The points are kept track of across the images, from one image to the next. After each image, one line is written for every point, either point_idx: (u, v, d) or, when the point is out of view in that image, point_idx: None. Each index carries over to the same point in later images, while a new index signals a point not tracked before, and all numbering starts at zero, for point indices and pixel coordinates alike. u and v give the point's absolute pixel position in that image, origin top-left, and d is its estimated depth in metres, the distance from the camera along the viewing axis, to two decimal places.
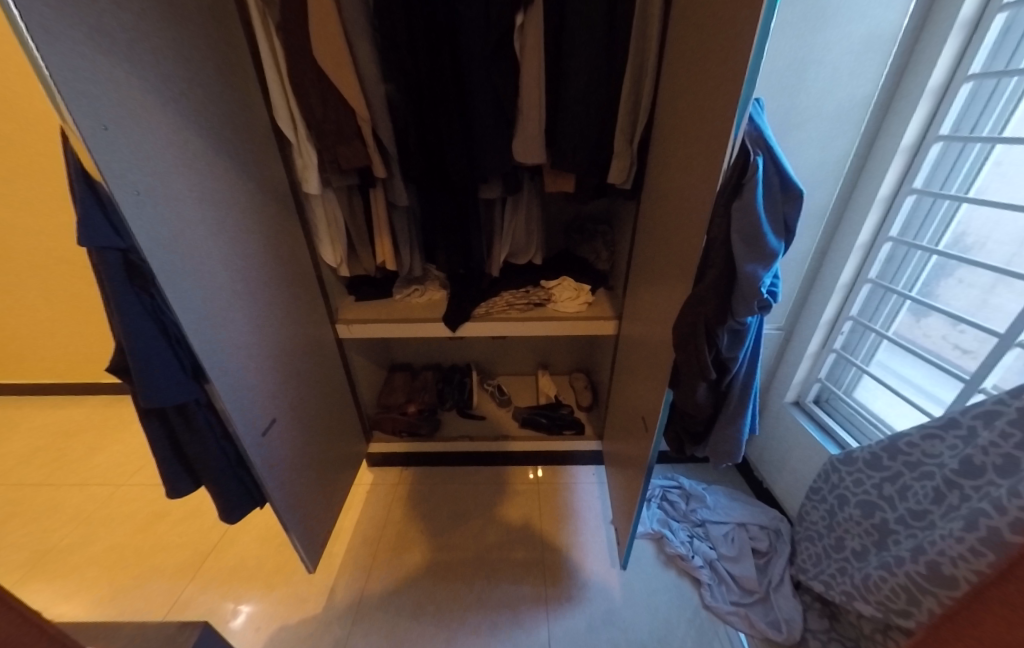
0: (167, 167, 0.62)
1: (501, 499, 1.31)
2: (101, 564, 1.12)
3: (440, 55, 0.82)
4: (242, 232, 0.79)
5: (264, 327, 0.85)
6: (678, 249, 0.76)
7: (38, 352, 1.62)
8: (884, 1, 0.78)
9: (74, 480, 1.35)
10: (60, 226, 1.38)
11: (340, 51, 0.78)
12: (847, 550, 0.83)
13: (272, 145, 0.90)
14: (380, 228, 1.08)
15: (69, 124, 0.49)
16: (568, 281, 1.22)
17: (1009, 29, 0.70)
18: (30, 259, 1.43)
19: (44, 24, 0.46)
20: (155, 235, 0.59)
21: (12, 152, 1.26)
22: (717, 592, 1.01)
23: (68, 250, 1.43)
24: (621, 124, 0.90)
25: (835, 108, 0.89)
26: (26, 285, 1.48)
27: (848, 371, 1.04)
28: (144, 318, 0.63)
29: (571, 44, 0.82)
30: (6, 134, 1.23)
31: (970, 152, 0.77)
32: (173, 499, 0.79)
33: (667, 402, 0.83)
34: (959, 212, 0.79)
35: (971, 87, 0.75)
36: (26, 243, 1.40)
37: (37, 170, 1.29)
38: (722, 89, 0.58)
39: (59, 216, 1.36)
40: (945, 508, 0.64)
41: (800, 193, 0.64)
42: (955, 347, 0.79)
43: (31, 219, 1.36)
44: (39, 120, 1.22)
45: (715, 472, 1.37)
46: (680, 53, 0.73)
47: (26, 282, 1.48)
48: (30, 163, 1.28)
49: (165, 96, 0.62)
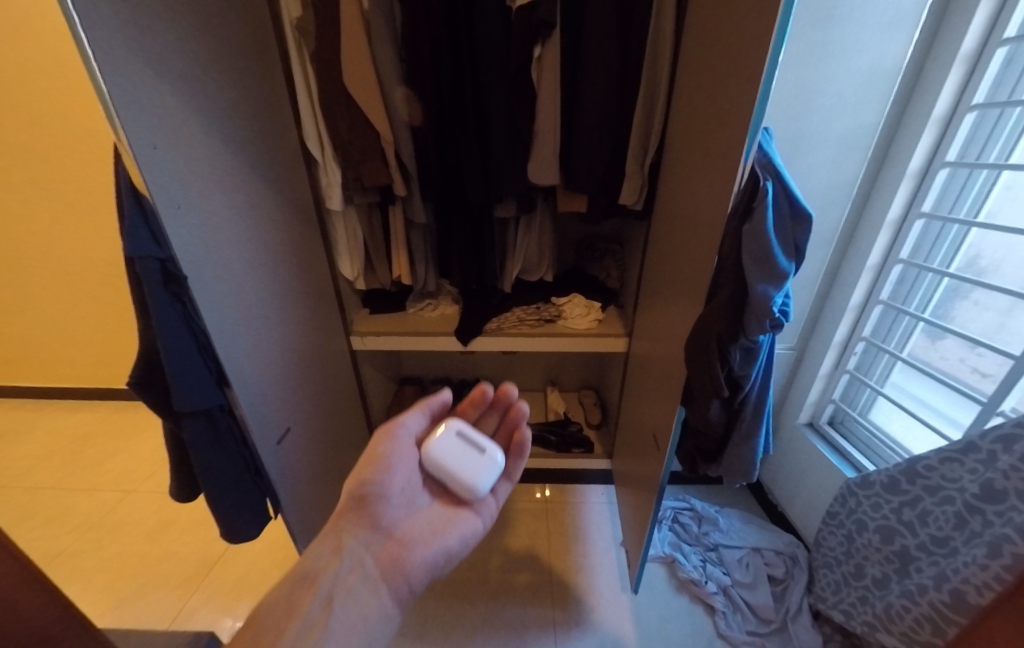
0: (205, 184, 0.66)
1: (508, 518, 1.29)
2: (107, 572, 1.11)
3: (464, 84, 0.88)
4: (268, 244, 0.82)
5: (284, 336, 0.87)
6: (688, 269, 0.78)
7: (65, 357, 1.66)
8: (886, 36, 0.82)
9: (85, 485, 1.36)
10: (94, 235, 1.44)
11: (368, 79, 0.84)
12: (867, 578, 0.80)
13: (301, 164, 0.95)
14: (397, 243, 1.11)
15: (123, 143, 0.53)
16: (578, 298, 1.24)
17: (1010, 63, 0.73)
18: (66, 267, 1.49)
19: (112, 58, 0.51)
20: (190, 246, 0.62)
21: (58, 166, 1.33)
22: (733, 621, 0.98)
23: (102, 260, 1.49)
24: (633, 149, 0.94)
25: (841, 135, 0.91)
26: (60, 292, 1.53)
27: (863, 393, 1.03)
28: (179, 325, 0.64)
29: (586, 73, 0.86)
30: (54, 149, 1.31)
31: (977, 179, 0.79)
32: (180, 500, 0.83)
33: (678, 420, 0.83)
34: (970, 236, 0.80)
35: (975, 117, 0.78)
36: (64, 253, 1.47)
37: (83, 184, 1.36)
38: (730, 117, 0.61)
39: (97, 227, 1.43)
40: (968, 534, 0.62)
41: (809, 217, 0.67)
42: (972, 370, 0.78)
43: (70, 230, 1.43)
44: (92, 138, 1.30)
45: (727, 495, 1.34)
46: (690, 83, 0.77)
47: (60, 289, 1.53)
48: (76, 177, 1.35)
49: (209, 120, 0.67)
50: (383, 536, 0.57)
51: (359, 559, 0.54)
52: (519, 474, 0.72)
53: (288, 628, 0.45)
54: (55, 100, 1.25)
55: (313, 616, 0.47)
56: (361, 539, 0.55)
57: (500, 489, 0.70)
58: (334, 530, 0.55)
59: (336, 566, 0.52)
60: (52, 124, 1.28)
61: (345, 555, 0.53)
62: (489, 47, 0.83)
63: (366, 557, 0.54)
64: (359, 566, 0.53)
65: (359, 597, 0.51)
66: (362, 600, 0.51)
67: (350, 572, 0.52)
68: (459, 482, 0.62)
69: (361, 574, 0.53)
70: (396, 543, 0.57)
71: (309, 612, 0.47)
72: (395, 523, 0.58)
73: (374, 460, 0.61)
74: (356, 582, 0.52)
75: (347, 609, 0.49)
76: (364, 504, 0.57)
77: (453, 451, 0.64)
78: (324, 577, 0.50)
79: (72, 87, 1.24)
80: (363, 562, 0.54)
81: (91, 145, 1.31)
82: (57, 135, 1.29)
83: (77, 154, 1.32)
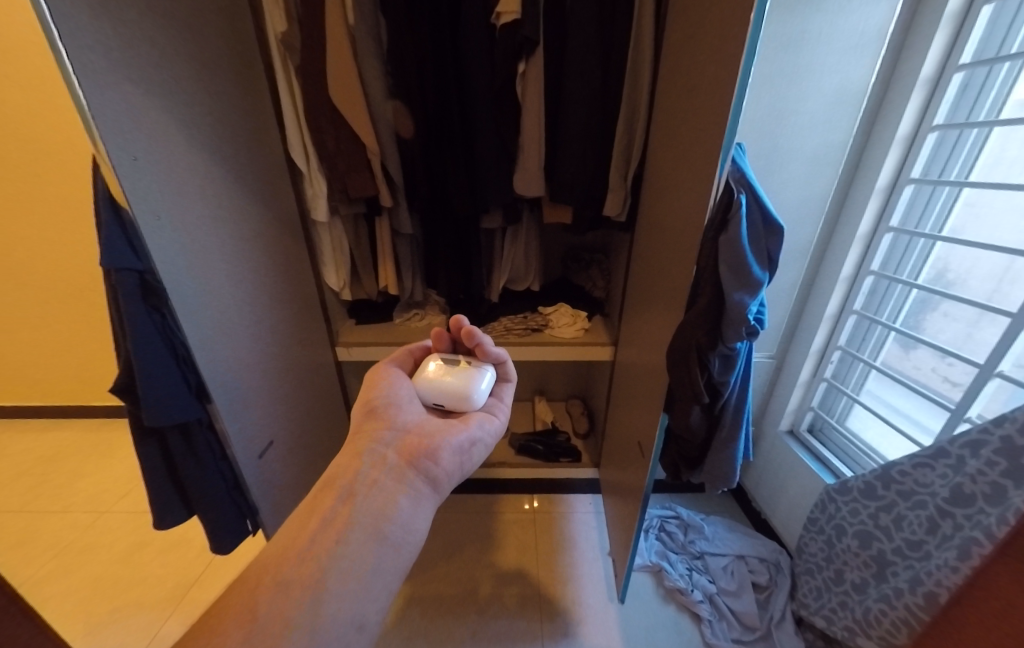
0: (186, 196, 0.65)
1: (496, 530, 1.28)
2: (78, 599, 1.07)
3: (449, 99, 0.90)
4: (250, 256, 0.81)
5: (265, 348, 0.85)
6: (670, 281, 0.79)
7: (24, 374, 1.51)
8: (854, 59, 0.86)
9: (56, 506, 1.30)
10: (37, 242, 1.29)
11: (354, 93, 0.84)
12: (847, 583, 0.81)
13: (285, 176, 0.95)
14: (383, 254, 1.12)
15: (102, 153, 0.52)
16: (565, 308, 1.24)
17: (967, 86, 0.77)
18: (16, 282, 1.34)
19: (92, 69, 0.50)
20: (169, 256, 0.61)
21: None
22: (718, 630, 0.98)
23: (50, 272, 1.33)
24: (616, 162, 0.96)
25: (812, 153, 0.95)
26: (8, 310, 1.37)
27: (839, 400, 1.06)
28: (155, 336, 0.65)
29: (570, 90, 0.88)
30: None
31: (939, 196, 0.83)
32: (162, 531, 0.80)
33: (661, 426, 0.84)
34: (935, 250, 0.84)
35: (936, 137, 0.81)
36: (15, 268, 1.32)
37: (39, 189, 1.21)
38: (707, 136, 0.63)
39: (38, 233, 1.27)
40: (940, 538, 0.64)
41: (781, 229, 0.69)
42: (944, 379, 0.80)
43: (25, 243, 1.29)
44: (55, 142, 1.15)
45: (712, 502, 1.35)
46: (669, 101, 0.79)
47: (8, 304, 1.37)
48: (29, 181, 1.19)
49: (189, 130, 0.66)
50: (401, 434, 0.59)
51: (380, 456, 0.55)
52: (514, 371, 0.74)
53: (310, 524, 0.46)
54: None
55: (336, 511, 0.48)
56: (378, 441, 0.57)
57: (503, 390, 0.72)
58: (353, 439, 0.58)
59: (356, 465, 0.53)
60: None
61: (365, 456, 0.55)
62: (475, 65, 0.85)
63: (387, 453, 0.56)
64: (381, 462, 0.54)
65: (384, 486, 0.52)
66: (388, 487, 0.52)
67: (372, 467, 0.53)
68: (444, 394, 0.64)
69: (385, 468, 0.54)
70: (415, 438, 0.59)
71: (331, 508, 0.48)
72: (409, 425, 0.61)
73: (378, 381, 0.65)
74: (382, 474, 0.53)
75: (371, 498, 0.50)
76: (378, 414, 0.61)
77: (434, 369, 0.67)
78: (345, 477, 0.52)
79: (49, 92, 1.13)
80: (385, 456, 0.55)
81: (52, 149, 1.16)
82: (10, 138, 1.13)
83: (35, 159, 1.17)
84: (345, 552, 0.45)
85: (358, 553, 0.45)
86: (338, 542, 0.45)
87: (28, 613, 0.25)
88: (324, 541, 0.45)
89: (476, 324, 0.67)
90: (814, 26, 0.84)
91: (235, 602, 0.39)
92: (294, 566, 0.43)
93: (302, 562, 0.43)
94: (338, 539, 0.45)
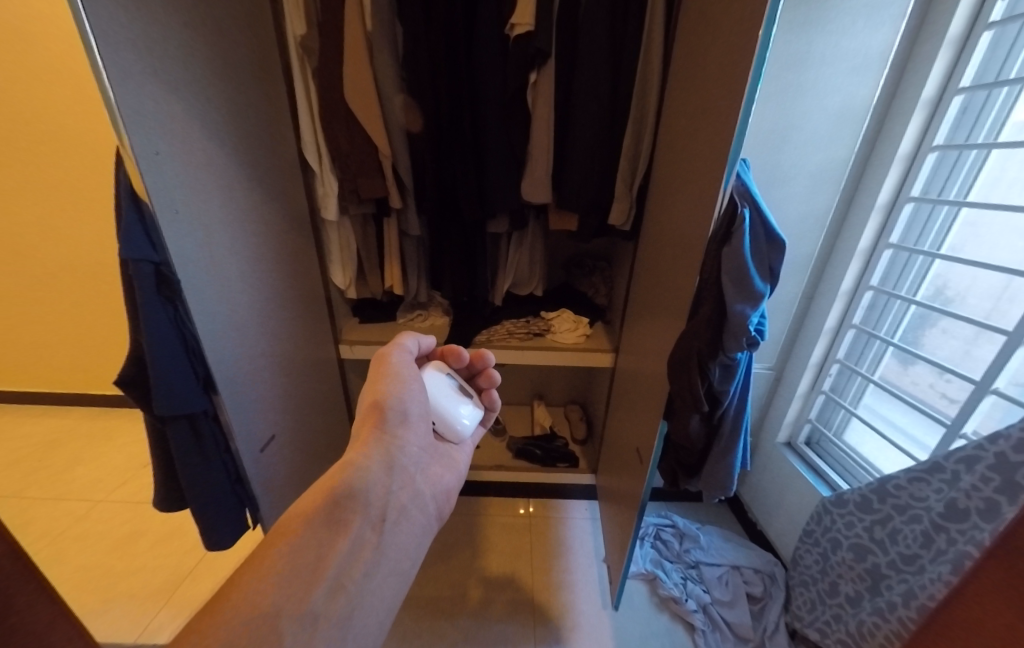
0: (203, 192, 0.67)
1: (491, 534, 1.28)
2: (73, 586, 1.07)
3: (461, 105, 0.92)
4: (260, 251, 0.82)
5: (270, 341, 0.86)
6: (672, 290, 0.81)
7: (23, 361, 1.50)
8: (856, 81, 0.89)
9: (51, 494, 1.30)
10: (50, 232, 1.32)
11: (368, 96, 0.87)
12: (842, 596, 0.82)
13: (298, 175, 0.96)
14: (391, 255, 1.14)
15: (125, 147, 0.54)
16: (567, 313, 1.25)
17: (966, 109, 0.79)
18: (21, 269, 1.36)
19: (120, 65, 0.52)
20: (186, 250, 0.63)
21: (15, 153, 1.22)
22: (712, 640, 0.98)
23: (60, 261, 1.35)
24: (622, 172, 0.97)
25: (813, 169, 0.97)
26: (17, 296, 1.38)
27: (837, 413, 1.06)
28: (167, 326, 0.65)
29: (579, 100, 0.90)
30: (13, 134, 1.19)
31: (938, 215, 0.84)
32: (161, 511, 0.81)
33: (660, 433, 0.85)
34: (934, 267, 0.85)
35: (936, 157, 0.83)
36: (21, 254, 1.34)
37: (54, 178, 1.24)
38: (712, 149, 0.65)
39: (53, 223, 1.30)
40: (935, 553, 0.64)
41: (783, 243, 0.71)
42: (941, 395, 0.81)
43: (37, 231, 1.31)
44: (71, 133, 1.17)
45: (707, 512, 1.35)
46: (676, 113, 0.81)
47: (18, 290, 1.38)
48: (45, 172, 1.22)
49: (209, 125, 0.68)
50: (424, 459, 0.61)
51: (406, 480, 0.57)
52: (492, 421, 0.79)
53: (338, 546, 0.46)
54: (46, 88, 1.15)
55: (364, 537, 0.48)
56: (407, 461, 0.58)
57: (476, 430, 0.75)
58: (382, 446, 0.55)
59: (387, 485, 0.53)
60: (17, 110, 1.17)
61: (395, 476, 0.55)
62: (488, 73, 0.87)
63: (412, 480, 0.58)
64: (408, 488, 0.56)
65: (408, 516, 0.55)
66: (410, 519, 0.55)
67: (401, 491, 0.55)
68: (447, 425, 0.65)
69: (410, 494, 0.56)
70: (433, 467, 0.62)
71: (360, 532, 0.48)
72: (427, 448, 0.62)
73: (405, 382, 0.61)
74: (406, 502, 0.55)
75: (396, 528, 0.52)
76: (407, 425, 0.60)
77: (448, 394, 0.66)
78: (375, 497, 0.51)
79: (72, 80, 1.15)
80: (412, 482, 0.57)
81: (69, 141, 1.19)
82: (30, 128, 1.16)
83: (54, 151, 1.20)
84: (370, 587, 0.46)
85: (379, 587, 0.47)
86: (366, 575, 0.46)
87: (28, 566, 0.24)
88: (352, 571, 0.45)
89: (497, 373, 0.74)
90: (817, 46, 0.87)
91: (253, 629, 0.36)
92: (320, 595, 0.42)
93: (331, 592, 0.42)
94: (365, 572, 0.47)
